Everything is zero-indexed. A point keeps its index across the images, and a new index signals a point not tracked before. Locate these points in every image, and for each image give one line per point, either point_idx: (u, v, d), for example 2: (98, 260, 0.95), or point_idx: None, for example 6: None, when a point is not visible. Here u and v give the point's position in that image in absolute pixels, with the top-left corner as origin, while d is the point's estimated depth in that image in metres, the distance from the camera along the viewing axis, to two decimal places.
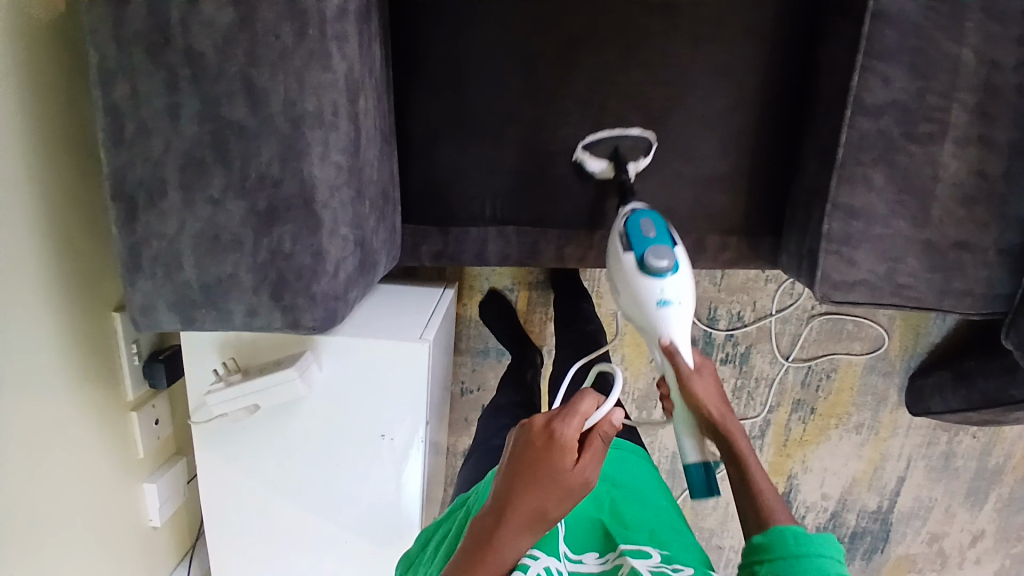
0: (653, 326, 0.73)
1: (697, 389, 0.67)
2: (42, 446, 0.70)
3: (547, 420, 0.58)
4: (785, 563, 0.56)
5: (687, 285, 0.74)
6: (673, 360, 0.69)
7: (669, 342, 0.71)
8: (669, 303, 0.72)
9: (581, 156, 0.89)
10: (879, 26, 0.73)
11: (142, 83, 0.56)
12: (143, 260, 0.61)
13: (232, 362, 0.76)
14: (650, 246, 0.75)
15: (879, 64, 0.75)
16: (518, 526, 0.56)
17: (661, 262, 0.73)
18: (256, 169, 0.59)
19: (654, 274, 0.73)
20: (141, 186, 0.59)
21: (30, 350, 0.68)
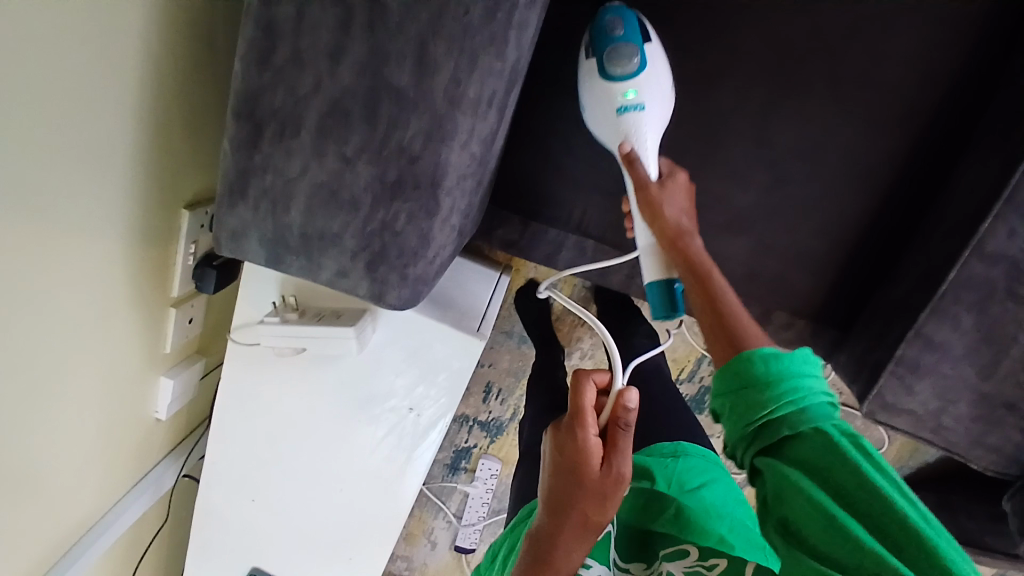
0: (617, 129, 0.68)
1: (656, 197, 0.66)
2: (76, 325, 0.68)
3: (565, 430, 0.62)
4: (763, 390, 0.49)
5: (662, 86, 0.68)
6: (632, 168, 0.68)
7: (630, 147, 0.68)
8: (637, 107, 0.67)
9: None
10: None
11: (310, 13, 0.51)
12: (251, 189, 0.58)
13: (292, 300, 0.74)
14: (614, 43, 0.66)
15: (1012, 214, 0.71)
16: (570, 538, 0.60)
17: (630, 61, 0.66)
18: (398, 140, 0.55)
19: (621, 76, 0.67)
20: (275, 117, 0.55)
21: (92, 225, 0.65)
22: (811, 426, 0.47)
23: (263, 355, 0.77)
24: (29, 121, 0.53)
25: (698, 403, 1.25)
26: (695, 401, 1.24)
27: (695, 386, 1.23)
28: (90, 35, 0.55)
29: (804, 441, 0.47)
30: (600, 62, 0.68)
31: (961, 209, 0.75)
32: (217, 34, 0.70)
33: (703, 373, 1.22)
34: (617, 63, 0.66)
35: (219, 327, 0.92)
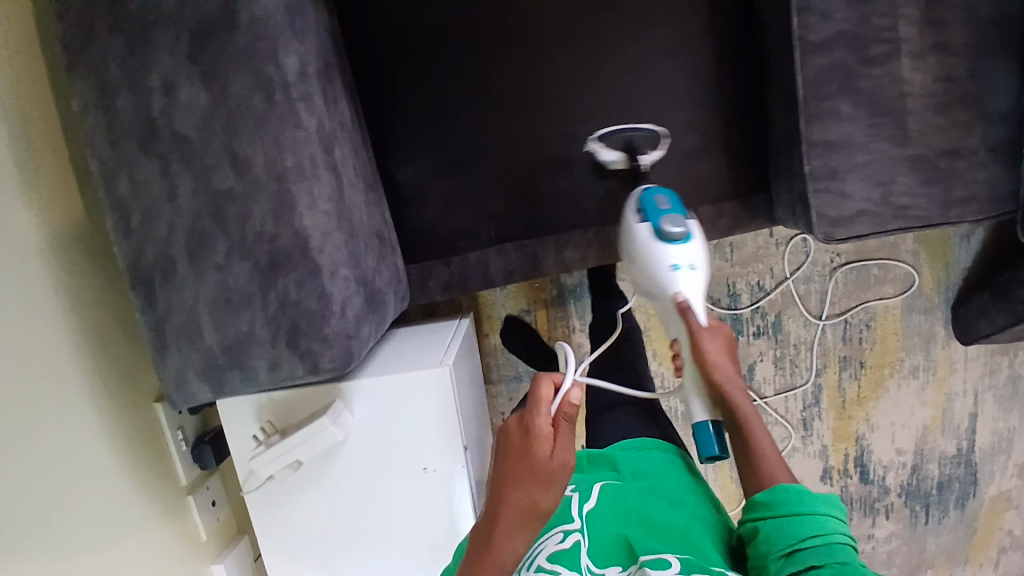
0: (662, 286, 0.77)
1: (704, 343, 0.74)
2: (107, 542, 0.72)
3: (519, 419, 0.70)
4: (788, 520, 0.66)
5: (698, 250, 0.78)
6: (686, 316, 0.75)
7: (681, 298, 0.76)
8: (687, 267, 0.77)
9: None
10: None
11: (139, 174, 0.61)
12: (169, 335, 0.65)
13: (270, 425, 0.78)
14: (664, 216, 0.78)
15: (814, 2, 0.77)
16: (513, 523, 0.66)
17: (678, 229, 0.78)
18: (253, 229, 0.63)
19: (675, 237, 0.77)
20: (155, 267, 0.63)
21: (75, 443, 0.70)
22: (830, 557, 0.62)
23: (276, 490, 0.80)
24: None
25: None
26: None
27: None
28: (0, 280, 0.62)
29: (818, 565, 0.62)
30: (654, 224, 0.79)
31: (776, 29, 0.81)
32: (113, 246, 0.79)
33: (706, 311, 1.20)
34: (673, 228, 0.77)
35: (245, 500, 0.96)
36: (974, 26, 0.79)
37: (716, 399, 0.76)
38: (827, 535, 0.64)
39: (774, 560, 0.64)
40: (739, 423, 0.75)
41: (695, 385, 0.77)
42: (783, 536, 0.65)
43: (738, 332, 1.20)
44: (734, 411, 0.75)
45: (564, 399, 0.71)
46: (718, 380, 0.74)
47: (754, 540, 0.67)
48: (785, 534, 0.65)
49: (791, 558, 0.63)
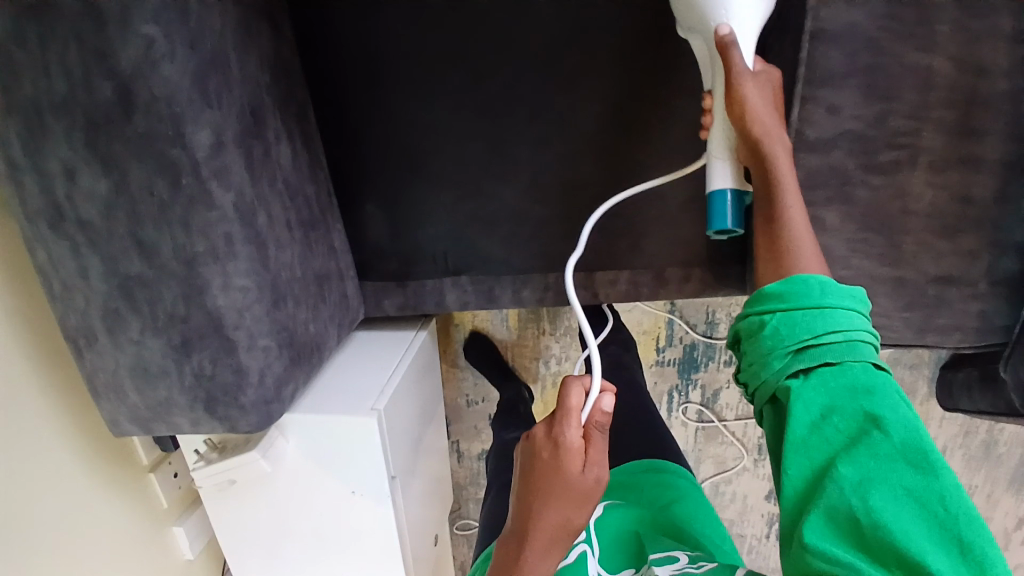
0: (705, 16, 0.58)
1: (746, 88, 0.58)
2: (68, 529, 0.81)
3: (547, 430, 0.63)
4: (800, 313, 0.53)
5: None
6: (727, 56, 0.57)
7: (726, 29, 0.57)
8: (747, 0, 0.56)
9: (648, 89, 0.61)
10: (819, 45, 0.62)
11: (55, 250, 0.62)
12: (96, 387, 0.69)
13: (212, 441, 0.85)
14: None
15: (821, 91, 0.64)
16: (545, 544, 0.61)
17: None
18: (164, 311, 0.63)
19: None
20: (77, 331, 0.65)
21: (41, 452, 0.77)
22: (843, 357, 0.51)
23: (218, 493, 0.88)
24: None
25: (689, 363, 1.18)
26: (685, 362, 1.18)
27: (678, 349, 1.17)
28: None
29: (839, 374, 0.50)
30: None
31: None
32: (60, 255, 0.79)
33: (679, 333, 1.16)
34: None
35: None
36: (1017, 139, 0.64)
37: (754, 156, 0.59)
38: (849, 334, 0.51)
39: (778, 360, 0.52)
40: (767, 187, 0.59)
41: (724, 135, 0.62)
42: (796, 329, 0.52)
43: (709, 359, 1.18)
44: (766, 180, 0.59)
45: (594, 406, 0.63)
46: (755, 131, 0.58)
47: (756, 333, 0.55)
48: (798, 327, 0.52)
49: (800, 355, 0.52)
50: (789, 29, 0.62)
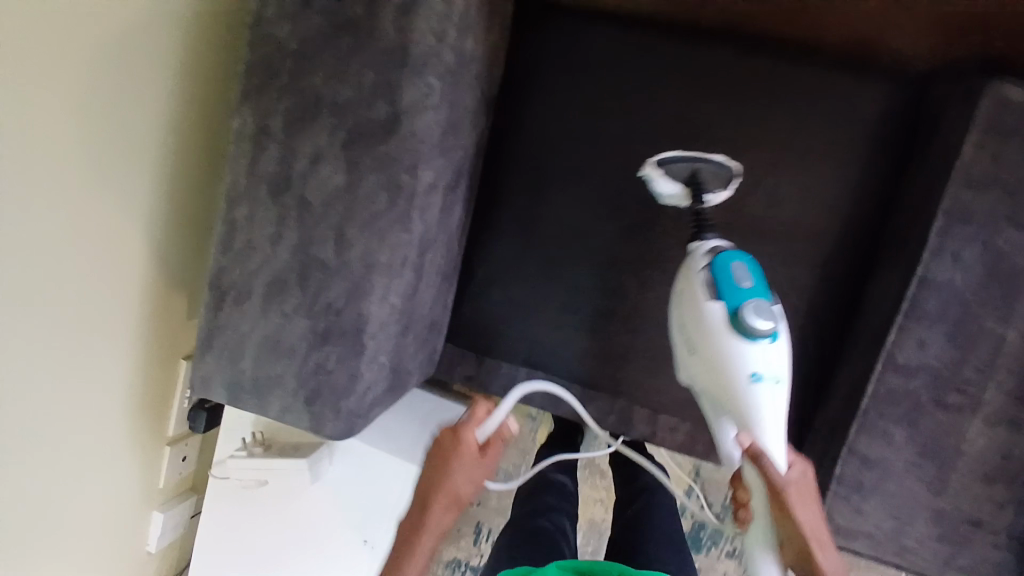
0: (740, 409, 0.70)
1: (794, 510, 0.65)
2: (87, 468, 0.82)
3: (449, 437, 0.67)
4: None
5: (782, 354, 0.70)
6: (766, 471, 0.67)
7: (755, 446, 0.68)
8: (772, 379, 0.69)
9: (652, 174, 0.80)
10: (923, 291, 0.73)
11: (258, 211, 0.68)
12: (216, 343, 0.72)
13: (259, 435, 0.86)
14: (750, 301, 0.68)
15: (917, 327, 0.74)
16: (445, 505, 0.66)
17: (766, 324, 0.67)
18: (325, 299, 0.69)
19: (756, 334, 0.68)
20: (234, 287, 0.70)
21: (107, 382, 0.80)
22: None
23: (232, 493, 0.85)
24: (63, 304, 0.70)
25: (693, 541, 1.20)
26: (690, 539, 1.20)
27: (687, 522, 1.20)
28: (102, 234, 0.72)
29: None
30: (730, 313, 0.69)
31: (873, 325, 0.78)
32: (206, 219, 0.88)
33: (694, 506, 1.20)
34: (754, 321, 0.67)
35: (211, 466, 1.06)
36: None
37: (798, 546, 0.66)
38: None
39: None
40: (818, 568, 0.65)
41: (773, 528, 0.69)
42: None
43: (713, 543, 1.20)
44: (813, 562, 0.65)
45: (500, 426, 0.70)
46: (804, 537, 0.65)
47: None
48: None
49: None
50: (905, 270, 0.74)
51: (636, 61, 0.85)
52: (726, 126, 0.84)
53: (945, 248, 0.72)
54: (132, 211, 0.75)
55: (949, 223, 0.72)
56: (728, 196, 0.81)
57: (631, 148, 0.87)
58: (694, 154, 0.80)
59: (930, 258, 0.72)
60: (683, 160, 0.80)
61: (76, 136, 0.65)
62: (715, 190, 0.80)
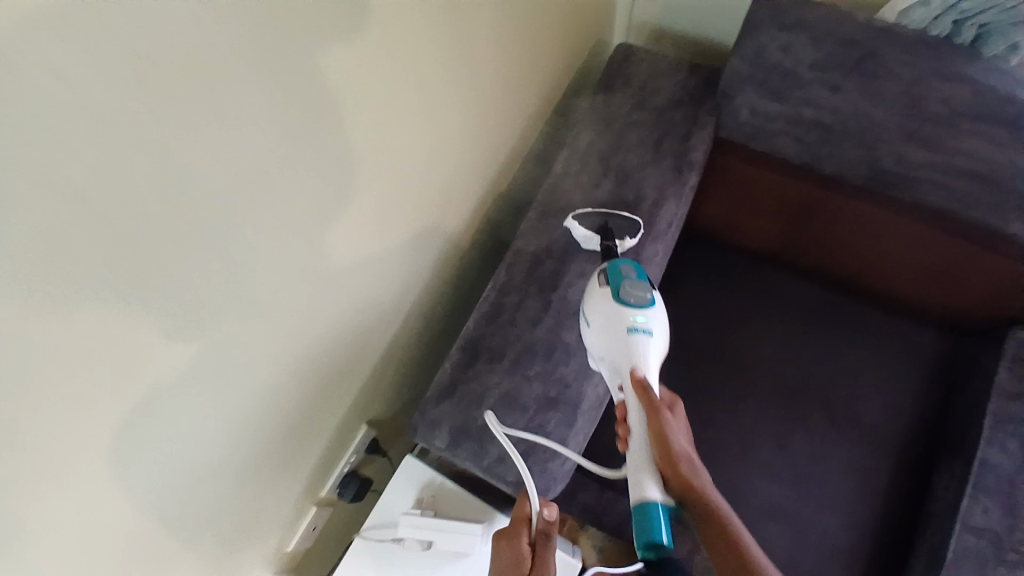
0: (635, 357, 0.73)
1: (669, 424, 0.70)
2: (278, 488, 0.88)
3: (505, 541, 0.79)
4: None
5: (662, 319, 0.76)
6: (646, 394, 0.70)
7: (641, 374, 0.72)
8: (646, 331, 0.74)
9: (569, 224, 0.94)
10: (984, 468, 0.99)
11: (527, 300, 0.93)
12: (458, 391, 0.89)
13: (429, 499, 0.96)
14: (627, 281, 0.77)
15: (983, 496, 0.97)
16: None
17: (642, 295, 0.76)
18: (560, 372, 0.89)
19: (636, 303, 0.75)
20: (488, 349, 0.91)
21: (334, 414, 0.93)
22: None
23: (392, 551, 0.94)
24: (363, 333, 0.88)
25: None
26: None
27: None
28: (400, 291, 0.94)
29: None
30: (613, 291, 0.77)
31: (950, 500, 0.97)
32: (436, 319, 1.12)
33: None
34: (631, 291, 0.76)
35: (319, 549, 1.09)
36: None
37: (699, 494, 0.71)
38: None
39: None
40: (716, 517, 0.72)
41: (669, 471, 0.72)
42: None
43: None
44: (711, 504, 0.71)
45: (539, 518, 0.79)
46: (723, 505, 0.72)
47: None
48: None
49: None
50: None
51: (756, 285, 1.21)
52: (825, 340, 1.17)
53: (997, 438, 1.00)
54: (417, 284, 0.98)
55: (997, 422, 1.01)
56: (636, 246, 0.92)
57: (750, 341, 1.18)
58: (603, 210, 0.95)
59: (986, 444, 1.00)
60: (594, 215, 0.94)
61: (432, 222, 0.93)
62: (622, 237, 0.92)
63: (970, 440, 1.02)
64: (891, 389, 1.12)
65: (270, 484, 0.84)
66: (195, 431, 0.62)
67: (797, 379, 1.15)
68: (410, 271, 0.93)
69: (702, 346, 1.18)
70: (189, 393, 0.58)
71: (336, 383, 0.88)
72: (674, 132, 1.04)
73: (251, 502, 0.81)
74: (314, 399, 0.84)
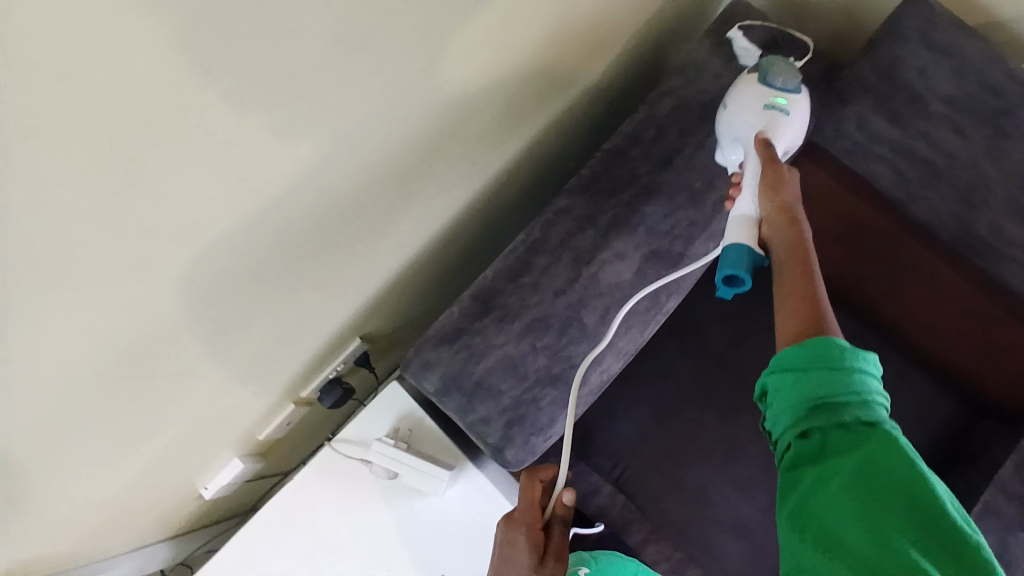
0: (762, 120, 0.80)
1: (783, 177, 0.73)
2: (257, 390, 0.86)
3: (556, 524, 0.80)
4: (826, 406, 0.54)
5: (801, 117, 0.82)
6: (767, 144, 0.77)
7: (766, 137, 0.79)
8: (784, 111, 0.80)
9: (735, 34, 0.93)
10: None
11: (556, 266, 0.87)
12: (460, 340, 0.86)
13: (404, 432, 0.95)
14: (779, 67, 0.82)
15: None
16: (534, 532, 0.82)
17: (791, 79, 0.81)
18: (569, 350, 0.85)
19: (782, 85, 0.81)
20: (503, 307, 0.86)
21: (328, 326, 0.89)
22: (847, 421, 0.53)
23: (356, 470, 0.94)
24: (375, 256, 0.83)
25: None
26: None
27: None
28: (423, 221, 0.88)
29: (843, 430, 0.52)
30: (761, 74, 0.83)
31: None
32: (455, 251, 1.06)
33: None
34: (780, 73, 0.82)
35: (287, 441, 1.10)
36: None
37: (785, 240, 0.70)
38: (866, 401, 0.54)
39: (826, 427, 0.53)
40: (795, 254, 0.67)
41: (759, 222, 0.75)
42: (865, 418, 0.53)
43: None
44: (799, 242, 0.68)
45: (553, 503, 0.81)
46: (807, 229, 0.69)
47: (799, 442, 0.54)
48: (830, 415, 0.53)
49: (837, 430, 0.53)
50: None
51: None
52: None
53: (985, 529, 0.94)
54: (441, 216, 0.92)
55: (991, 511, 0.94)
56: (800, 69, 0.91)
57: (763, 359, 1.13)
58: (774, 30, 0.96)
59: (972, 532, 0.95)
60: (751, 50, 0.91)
61: (473, 159, 0.85)
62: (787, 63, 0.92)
63: None
64: None
65: (249, 384, 0.82)
66: (180, 342, 0.59)
67: None
68: (436, 202, 0.86)
69: None
70: (169, 301, 0.53)
71: (335, 300, 0.84)
72: None
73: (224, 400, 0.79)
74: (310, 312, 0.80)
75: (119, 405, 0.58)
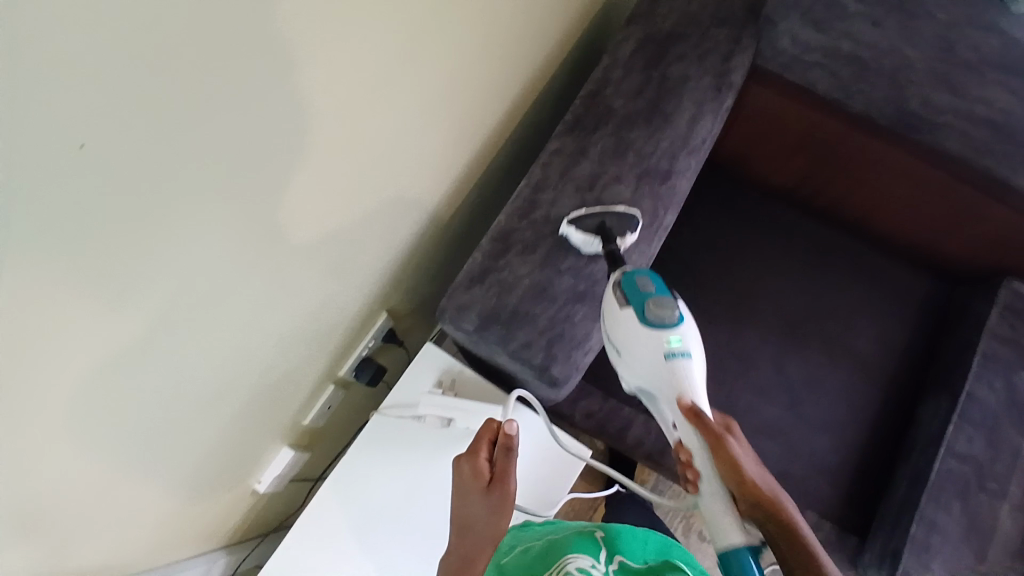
0: (674, 381, 0.77)
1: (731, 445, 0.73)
2: (301, 360, 0.89)
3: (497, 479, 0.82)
4: None
5: (693, 332, 0.80)
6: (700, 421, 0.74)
7: (690, 402, 0.76)
8: (683, 355, 0.78)
9: (567, 228, 0.91)
10: (970, 402, 1.05)
11: (562, 199, 0.95)
12: (489, 278, 0.92)
13: (448, 383, 1.00)
14: (651, 298, 0.79)
15: (967, 428, 1.04)
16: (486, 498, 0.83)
17: (669, 313, 0.79)
18: (591, 269, 0.92)
19: (663, 324, 0.78)
20: (522, 242, 0.93)
21: (358, 292, 0.94)
22: None
23: (408, 428, 0.98)
24: (396, 211, 0.89)
25: None
26: None
27: None
28: (431, 178, 0.94)
29: None
30: (637, 312, 0.79)
31: (930, 427, 1.07)
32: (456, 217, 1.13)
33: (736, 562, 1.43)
34: (656, 311, 0.79)
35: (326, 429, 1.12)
36: None
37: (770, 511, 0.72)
38: None
39: None
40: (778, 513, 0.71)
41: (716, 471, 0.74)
42: None
43: None
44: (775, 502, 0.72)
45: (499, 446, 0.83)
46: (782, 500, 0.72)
47: None
48: None
49: None
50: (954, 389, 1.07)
51: (767, 219, 1.26)
52: (828, 276, 1.23)
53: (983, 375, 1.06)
54: (444, 175, 0.99)
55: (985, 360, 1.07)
56: (635, 239, 0.91)
57: (755, 272, 1.23)
58: (599, 209, 0.93)
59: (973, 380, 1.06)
60: (591, 216, 0.92)
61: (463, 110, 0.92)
62: (623, 234, 0.91)
63: (958, 374, 1.08)
64: (883, 326, 1.20)
65: (296, 351, 0.85)
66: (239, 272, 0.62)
67: (798, 310, 1.21)
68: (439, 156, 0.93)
69: (712, 272, 1.23)
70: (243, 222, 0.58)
71: (365, 260, 0.89)
72: (717, 52, 1.04)
73: (276, 365, 0.81)
74: (345, 270, 0.85)
75: (191, 335, 0.60)
